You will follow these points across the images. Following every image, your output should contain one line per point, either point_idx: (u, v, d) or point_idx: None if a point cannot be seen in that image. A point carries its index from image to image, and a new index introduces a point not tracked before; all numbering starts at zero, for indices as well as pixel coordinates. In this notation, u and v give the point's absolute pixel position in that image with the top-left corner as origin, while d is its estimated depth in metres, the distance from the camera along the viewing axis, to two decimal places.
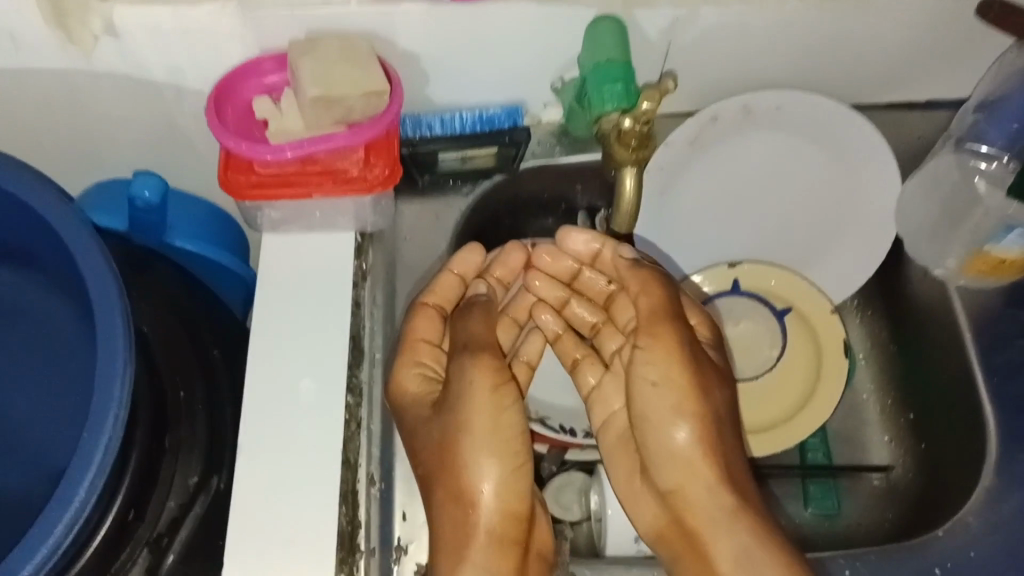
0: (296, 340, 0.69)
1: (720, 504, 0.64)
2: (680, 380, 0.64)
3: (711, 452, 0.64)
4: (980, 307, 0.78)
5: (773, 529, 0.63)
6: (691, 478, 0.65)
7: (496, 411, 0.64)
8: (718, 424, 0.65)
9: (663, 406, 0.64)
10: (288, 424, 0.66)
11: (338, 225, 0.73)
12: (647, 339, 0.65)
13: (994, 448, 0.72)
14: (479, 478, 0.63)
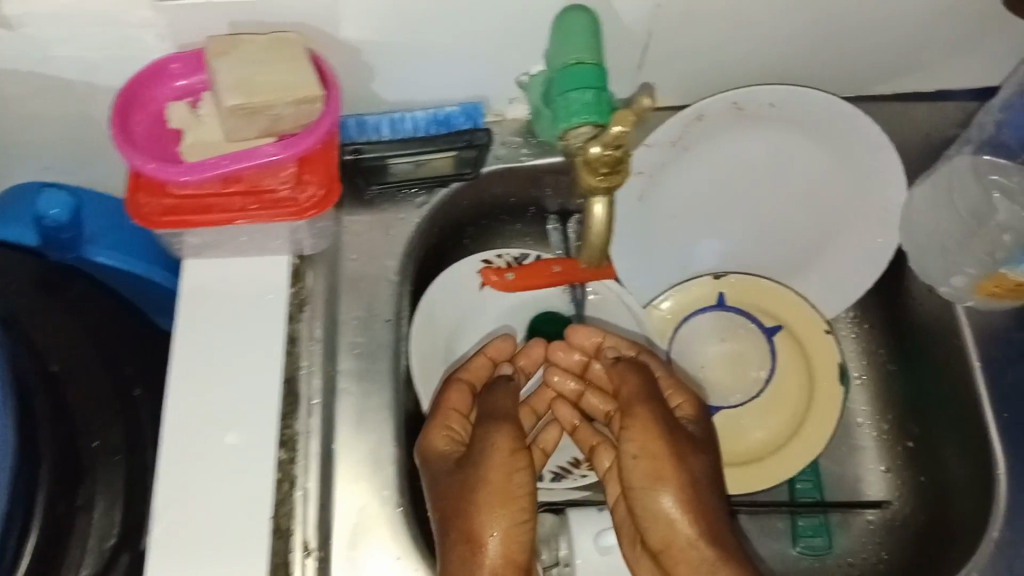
0: (219, 388, 0.61)
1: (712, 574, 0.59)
2: (659, 452, 0.61)
3: (699, 521, 0.60)
4: (992, 331, 0.70)
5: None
6: (679, 552, 0.60)
7: (509, 470, 0.59)
8: (704, 494, 0.61)
9: (645, 480, 0.61)
10: (214, 487, 0.58)
11: (270, 248, 0.64)
12: (626, 414, 0.63)
13: (1002, 492, 0.66)
14: (488, 543, 0.57)
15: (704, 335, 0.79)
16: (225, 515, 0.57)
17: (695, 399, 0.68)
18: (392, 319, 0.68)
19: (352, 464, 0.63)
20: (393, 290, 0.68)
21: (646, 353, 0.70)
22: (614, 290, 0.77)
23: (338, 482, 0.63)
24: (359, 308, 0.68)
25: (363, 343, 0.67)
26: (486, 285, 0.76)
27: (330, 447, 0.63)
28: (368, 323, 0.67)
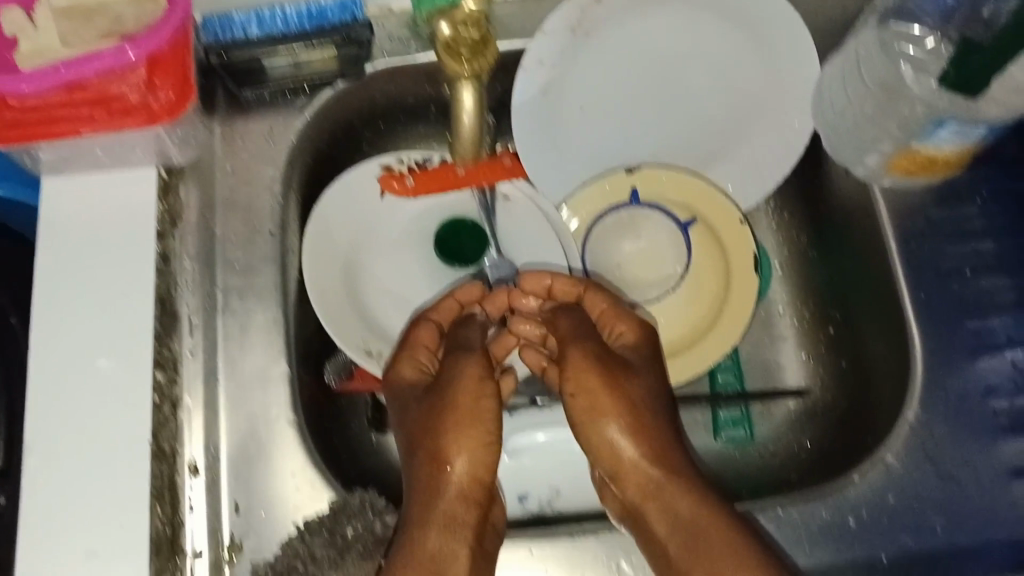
0: (89, 310, 0.57)
1: (667, 497, 0.56)
2: (595, 384, 0.58)
3: (646, 445, 0.57)
4: (909, 208, 0.68)
5: (725, 516, 0.55)
6: (630, 477, 0.58)
7: (478, 397, 0.58)
8: (650, 417, 0.58)
9: (588, 410, 0.58)
10: (85, 413, 0.55)
11: (133, 161, 0.61)
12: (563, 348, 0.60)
13: (919, 371, 0.63)
14: (453, 471, 0.57)
15: (619, 232, 0.76)
16: (99, 440, 0.55)
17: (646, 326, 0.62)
18: (276, 232, 0.64)
19: (239, 383, 0.60)
20: (275, 202, 0.65)
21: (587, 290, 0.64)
22: (526, 193, 0.72)
23: (226, 402, 0.60)
24: (239, 223, 0.64)
25: (243, 259, 0.63)
26: (386, 193, 0.71)
27: (213, 367, 0.60)
28: (249, 237, 0.64)
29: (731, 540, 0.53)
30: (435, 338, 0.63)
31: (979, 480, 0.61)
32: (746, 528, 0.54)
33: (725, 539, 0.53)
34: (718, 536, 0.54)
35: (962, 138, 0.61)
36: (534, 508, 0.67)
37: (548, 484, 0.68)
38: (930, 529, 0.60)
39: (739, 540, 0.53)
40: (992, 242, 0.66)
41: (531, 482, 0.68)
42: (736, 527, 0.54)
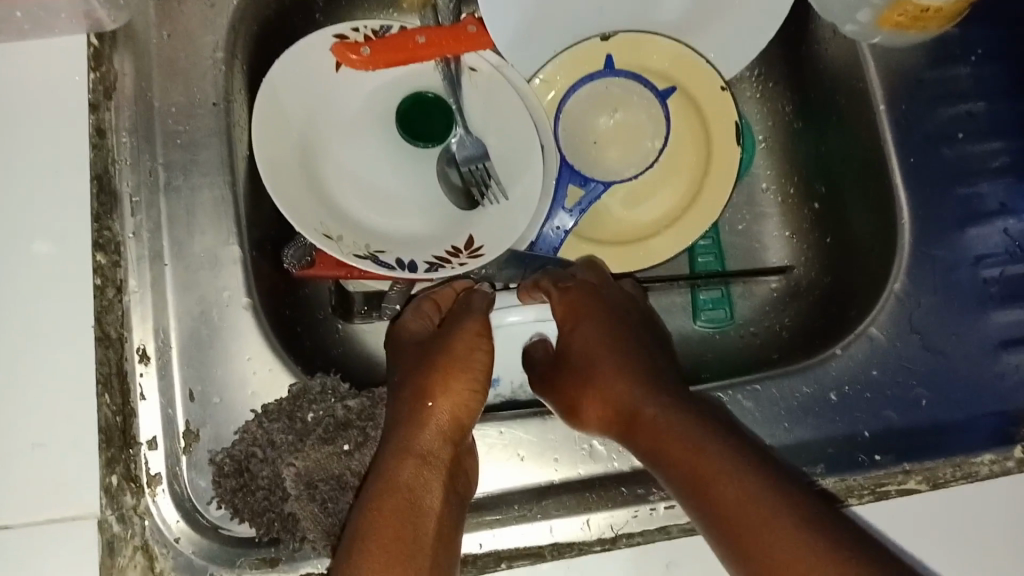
0: (18, 190, 0.53)
1: (642, 433, 0.51)
2: (558, 374, 0.57)
3: (617, 395, 0.54)
4: (900, 69, 0.63)
5: (694, 430, 0.48)
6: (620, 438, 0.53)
7: (472, 349, 0.56)
8: (618, 371, 0.55)
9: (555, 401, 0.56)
10: (22, 299, 0.51)
11: (57, 26, 0.55)
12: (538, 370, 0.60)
13: (907, 239, 0.60)
14: (432, 416, 0.52)
15: (594, 109, 0.71)
16: (37, 329, 0.51)
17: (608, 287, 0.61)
18: (220, 104, 0.59)
19: (187, 266, 0.56)
20: (217, 70, 0.59)
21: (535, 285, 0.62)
22: (495, 65, 0.68)
23: (173, 289, 0.56)
24: (179, 94, 0.58)
25: (186, 133, 0.58)
26: (342, 65, 0.66)
27: (159, 249, 0.56)
28: (190, 109, 0.58)
29: (710, 454, 0.47)
30: (433, 312, 0.61)
31: (965, 352, 0.58)
32: (737, 441, 0.48)
33: (698, 450, 0.47)
34: (693, 451, 0.47)
35: None
36: (506, 394, 0.65)
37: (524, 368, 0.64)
38: (914, 402, 0.58)
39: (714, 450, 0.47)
40: (984, 103, 0.62)
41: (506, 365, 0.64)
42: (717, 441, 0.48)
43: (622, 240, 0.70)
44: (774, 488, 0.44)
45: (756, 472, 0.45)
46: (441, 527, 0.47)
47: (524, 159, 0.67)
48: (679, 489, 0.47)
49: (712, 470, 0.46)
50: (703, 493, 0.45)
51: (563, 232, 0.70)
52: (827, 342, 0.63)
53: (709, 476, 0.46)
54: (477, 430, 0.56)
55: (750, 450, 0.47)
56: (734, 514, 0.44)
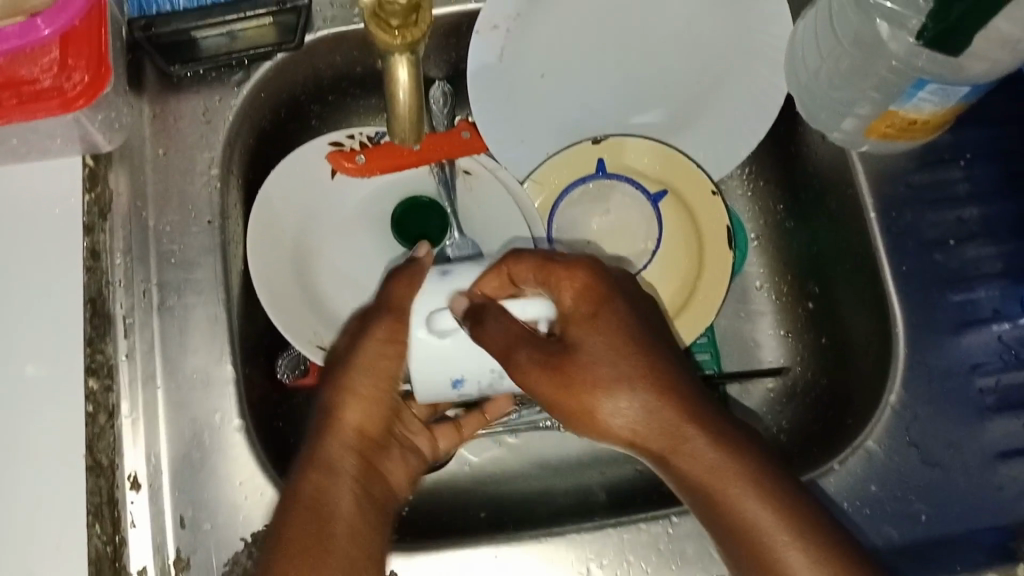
0: (11, 313, 0.53)
1: (669, 441, 0.49)
2: (572, 366, 0.49)
3: (652, 403, 0.49)
4: (891, 175, 0.63)
5: (748, 469, 0.49)
6: (649, 445, 0.50)
7: (379, 358, 0.53)
8: (642, 365, 0.49)
9: (566, 397, 0.49)
10: (13, 426, 0.51)
11: (52, 150, 0.55)
12: (518, 339, 0.49)
13: (902, 348, 0.60)
14: (342, 423, 0.53)
15: (587, 209, 0.71)
16: (26, 456, 0.50)
17: (598, 262, 0.52)
18: (215, 221, 0.59)
19: (178, 385, 0.56)
20: (212, 186, 0.59)
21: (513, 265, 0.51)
22: (490, 168, 0.68)
23: (166, 410, 0.56)
24: (173, 212, 0.59)
25: (179, 252, 0.58)
26: (337, 172, 0.66)
27: (152, 370, 0.56)
28: (184, 227, 0.58)
29: (758, 517, 0.48)
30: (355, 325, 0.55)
31: (965, 464, 0.58)
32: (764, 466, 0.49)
33: (733, 490, 0.48)
34: (734, 497, 0.48)
35: (942, 100, 0.54)
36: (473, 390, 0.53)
37: (489, 368, 0.51)
38: (913, 518, 0.57)
39: (754, 497, 0.48)
40: (977, 208, 0.62)
41: (469, 368, 0.51)
42: (755, 471, 0.49)
43: None
44: (820, 550, 0.47)
45: (796, 529, 0.47)
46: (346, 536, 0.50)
47: None
48: (716, 530, 0.49)
49: (768, 543, 0.47)
50: (751, 550, 0.48)
51: None
52: (828, 451, 0.62)
53: (753, 533, 0.48)
54: (473, 555, 0.55)
55: (794, 505, 0.48)
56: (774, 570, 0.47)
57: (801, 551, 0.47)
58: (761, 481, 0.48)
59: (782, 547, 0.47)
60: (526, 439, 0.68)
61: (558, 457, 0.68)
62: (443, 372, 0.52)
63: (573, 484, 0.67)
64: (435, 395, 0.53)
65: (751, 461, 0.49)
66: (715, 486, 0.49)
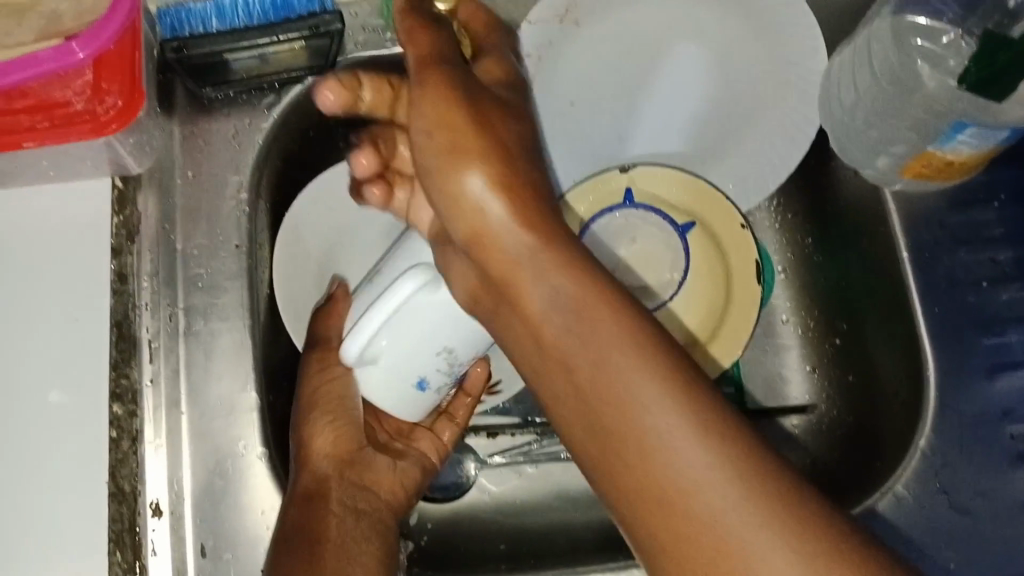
0: (37, 337, 0.53)
1: (566, 294, 0.39)
2: (472, 112, 0.42)
3: (527, 238, 0.41)
4: (922, 214, 0.63)
5: (671, 417, 0.36)
6: (494, 237, 0.41)
7: (325, 385, 0.55)
8: (522, 216, 0.41)
9: (455, 179, 0.42)
10: (37, 451, 0.51)
11: (84, 174, 0.56)
12: (442, 97, 0.41)
13: (931, 388, 0.59)
14: (319, 446, 0.54)
15: (613, 237, 0.70)
16: (48, 481, 0.51)
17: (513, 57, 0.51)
18: (243, 246, 0.58)
19: (204, 412, 0.55)
20: (241, 211, 0.59)
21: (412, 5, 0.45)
22: None
23: (190, 439, 0.55)
24: (201, 235, 0.58)
25: (207, 276, 0.57)
26: (365, 197, 0.63)
27: (176, 397, 0.55)
28: (212, 250, 0.58)
29: (666, 454, 0.36)
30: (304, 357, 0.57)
31: (994, 511, 0.57)
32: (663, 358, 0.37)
33: (622, 398, 0.37)
34: (617, 362, 0.37)
35: (983, 141, 0.54)
36: (443, 369, 0.52)
37: (439, 354, 0.50)
38: (942, 564, 0.56)
39: (635, 356, 0.37)
40: (1010, 251, 0.61)
41: (418, 370, 0.51)
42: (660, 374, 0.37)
43: None
44: (710, 468, 0.35)
45: (711, 436, 0.36)
46: (337, 550, 0.49)
47: None
48: (587, 445, 0.39)
49: (694, 487, 0.35)
50: (636, 492, 0.36)
51: None
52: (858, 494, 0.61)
53: (647, 444, 0.36)
54: None
55: (726, 429, 0.36)
56: (666, 501, 0.35)
57: (706, 456, 0.35)
58: (659, 361, 0.37)
59: (679, 458, 0.35)
60: (546, 470, 0.67)
61: (578, 486, 0.67)
62: (401, 383, 0.52)
63: (596, 519, 0.66)
64: (419, 401, 0.54)
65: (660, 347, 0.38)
66: (598, 353, 0.38)
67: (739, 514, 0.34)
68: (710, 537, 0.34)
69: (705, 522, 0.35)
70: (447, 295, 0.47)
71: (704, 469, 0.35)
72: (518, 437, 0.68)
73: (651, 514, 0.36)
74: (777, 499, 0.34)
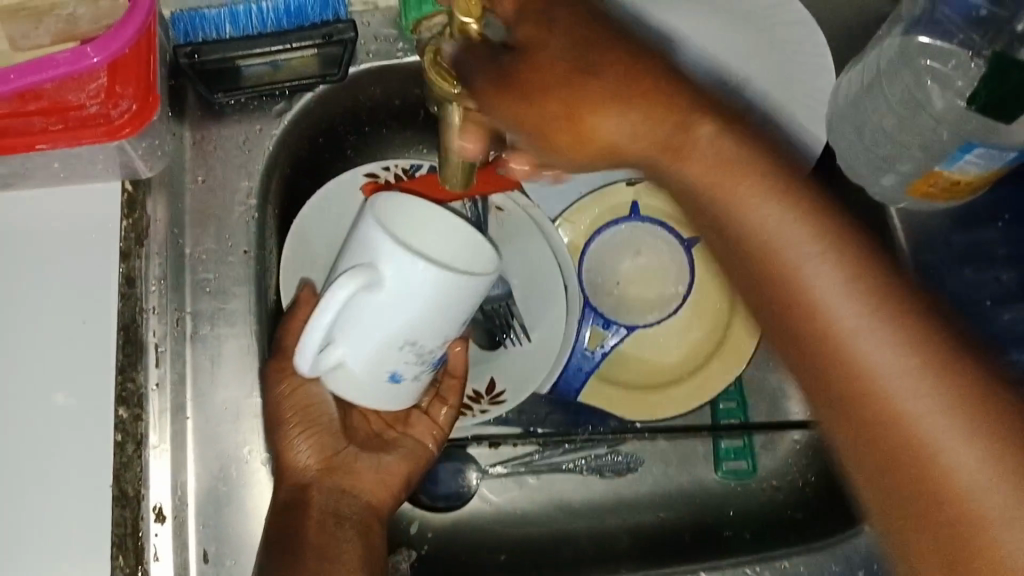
0: (41, 337, 0.53)
1: (710, 181, 0.40)
2: (621, 54, 0.40)
3: (772, 184, 0.39)
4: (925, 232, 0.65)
5: (881, 288, 0.38)
6: (647, 144, 0.41)
7: (292, 396, 0.54)
8: (742, 145, 0.40)
9: (609, 116, 0.40)
10: (41, 452, 0.51)
11: (94, 174, 0.55)
12: (540, 35, 0.40)
13: None
14: (297, 455, 0.55)
15: (618, 249, 0.70)
16: (52, 483, 0.50)
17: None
18: (251, 251, 0.60)
19: (208, 417, 0.57)
20: (250, 218, 0.60)
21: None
22: (522, 205, 0.67)
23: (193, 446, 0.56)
24: (209, 240, 0.59)
25: (214, 281, 0.59)
26: None
27: (181, 401, 0.56)
28: (221, 256, 0.59)
29: (842, 323, 0.38)
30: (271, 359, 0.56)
31: None
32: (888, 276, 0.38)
33: (783, 265, 0.39)
34: (791, 258, 0.39)
35: (988, 163, 0.54)
36: (422, 355, 0.48)
37: (404, 344, 0.47)
38: None
39: (777, 222, 0.39)
40: (1015, 270, 0.62)
41: (389, 363, 0.49)
42: (878, 297, 0.38)
43: (637, 386, 0.67)
44: (947, 359, 0.37)
45: (921, 357, 0.37)
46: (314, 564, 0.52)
47: (546, 301, 0.66)
48: (785, 348, 0.41)
49: (868, 379, 0.38)
50: (841, 391, 0.38)
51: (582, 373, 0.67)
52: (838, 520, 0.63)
53: (820, 323, 0.39)
54: None
55: (922, 331, 0.37)
56: (858, 389, 0.38)
57: (929, 396, 0.37)
58: (819, 224, 0.39)
59: (862, 341, 0.38)
60: (548, 479, 0.67)
61: (579, 498, 0.67)
62: (378, 376, 0.50)
63: (595, 528, 0.67)
64: (407, 391, 0.52)
65: (833, 227, 0.39)
66: (768, 259, 0.40)
67: (976, 471, 0.35)
68: (938, 479, 0.36)
69: (925, 387, 0.37)
70: (383, 294, 0.45)
71: (890, 357, 0.37)
72: (519, 446, 0.67)
73: (848, 419, 0.38)
74: (967, 406, 0.36)
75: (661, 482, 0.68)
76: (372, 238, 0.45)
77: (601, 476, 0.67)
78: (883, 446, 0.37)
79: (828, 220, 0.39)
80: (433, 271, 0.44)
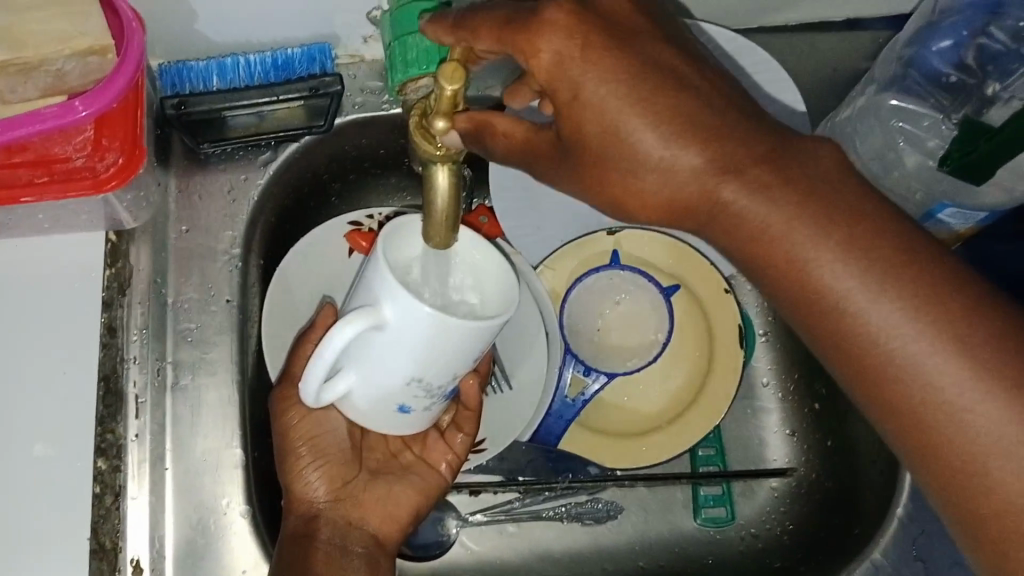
0: (19, 388, 0.52)
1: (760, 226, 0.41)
2: (681, 104, 0.40)
3: (842, 246, 0.40)
4: None
5: (961, 310, 0.39)
6: (673, 195, 0.41)
7: (303, 425, 0.54)
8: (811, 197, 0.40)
9: (662, 169, 0.40)
10: (17, 506, 0.50)
11: (76, 226, 0.55)
12: (626, 103, 0.39)
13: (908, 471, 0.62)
14: (309, 487, 0.55)
15: (598, 297, 0.70)
16: (28, 536, 0.50)
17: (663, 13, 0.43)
18: (233, 300, 0.60)
19: (188, 467, 0.57)
20: (233, 267, 0.61)
21: (546, 28, 0.38)
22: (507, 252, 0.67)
23: (172, 492, 0.56)
24: (192, 289, 0.60)
25: (196, 330, 0.59)
26: (354, 252, 0.63)
27: (161, 451, 0.56)
28: (202, 306, 0.60)
29: (916, 361, 0.39)
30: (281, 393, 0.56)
31: None
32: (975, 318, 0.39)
33: (857, 324, 0.40)
34: (852, 305, 0.40)
35: (963, 222, 0.58)
36: (430, 388, 0.46)
37: (409, 381, 0.45)
38: None
39: (850, 275, 0.40)
40: None
41: (396, 397, 0.47)
42: (956, 321, 0.39)
43: (618, 433, 0.68)
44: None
45: (988, 376, 0.38)
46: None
47: (529, 348, 0.66)
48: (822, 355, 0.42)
49: (942, 410, 0.39)
50: (885, 402, 0.40)
51: (563, 421, 0.68)
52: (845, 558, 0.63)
53: (897, 366, 0.40)
54: None
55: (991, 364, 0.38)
56: (938, 423, 0.39)
57: (999, 407, 0.38)
58: (897, 286, 0.39)
59: (931, 377, 0.39)
60: (528, 527, 0.68)
61: (559, 546, 0.68)
62: (387, 406, 0.48)
63: None
64: (416, 421, 0.50)
65: (905, 271, 0.40)
66: (822, 297, 0.41)
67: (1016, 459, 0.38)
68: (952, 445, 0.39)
69: (983, 422, 0.38)
70: (394, 337, 0.42)
71: (961, 387, 0.38)
72: (498, 494, 0.67)
73: (912, 443, 0.40)
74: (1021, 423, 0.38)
75: (640, 529, 0.68)
76: (374, 276, 0.42)
77: (582, 523, 0.68)
78: (949, 474, 0.39)
79: (883, 249, 0.40)
80: (447, 318, 0.41)
